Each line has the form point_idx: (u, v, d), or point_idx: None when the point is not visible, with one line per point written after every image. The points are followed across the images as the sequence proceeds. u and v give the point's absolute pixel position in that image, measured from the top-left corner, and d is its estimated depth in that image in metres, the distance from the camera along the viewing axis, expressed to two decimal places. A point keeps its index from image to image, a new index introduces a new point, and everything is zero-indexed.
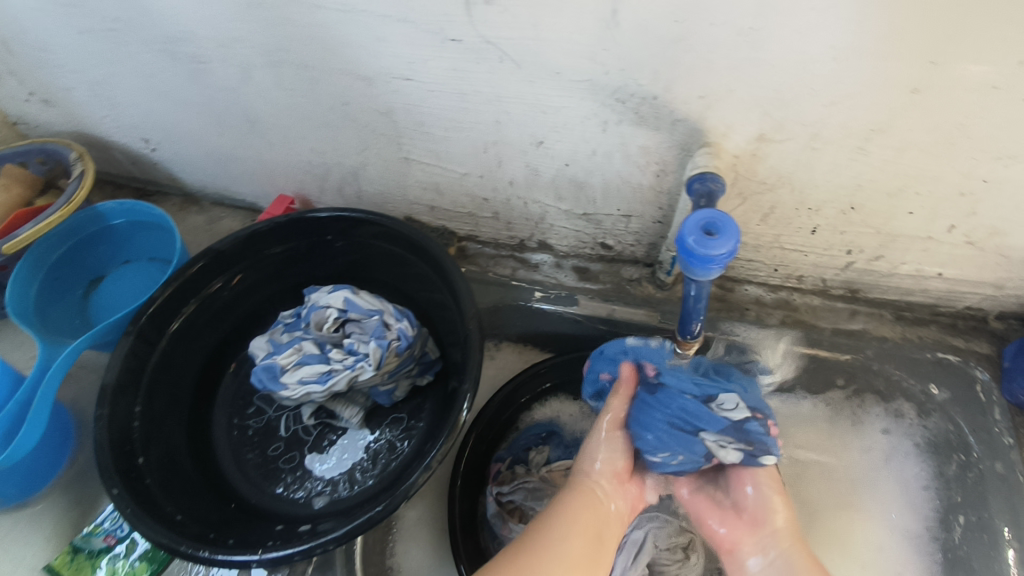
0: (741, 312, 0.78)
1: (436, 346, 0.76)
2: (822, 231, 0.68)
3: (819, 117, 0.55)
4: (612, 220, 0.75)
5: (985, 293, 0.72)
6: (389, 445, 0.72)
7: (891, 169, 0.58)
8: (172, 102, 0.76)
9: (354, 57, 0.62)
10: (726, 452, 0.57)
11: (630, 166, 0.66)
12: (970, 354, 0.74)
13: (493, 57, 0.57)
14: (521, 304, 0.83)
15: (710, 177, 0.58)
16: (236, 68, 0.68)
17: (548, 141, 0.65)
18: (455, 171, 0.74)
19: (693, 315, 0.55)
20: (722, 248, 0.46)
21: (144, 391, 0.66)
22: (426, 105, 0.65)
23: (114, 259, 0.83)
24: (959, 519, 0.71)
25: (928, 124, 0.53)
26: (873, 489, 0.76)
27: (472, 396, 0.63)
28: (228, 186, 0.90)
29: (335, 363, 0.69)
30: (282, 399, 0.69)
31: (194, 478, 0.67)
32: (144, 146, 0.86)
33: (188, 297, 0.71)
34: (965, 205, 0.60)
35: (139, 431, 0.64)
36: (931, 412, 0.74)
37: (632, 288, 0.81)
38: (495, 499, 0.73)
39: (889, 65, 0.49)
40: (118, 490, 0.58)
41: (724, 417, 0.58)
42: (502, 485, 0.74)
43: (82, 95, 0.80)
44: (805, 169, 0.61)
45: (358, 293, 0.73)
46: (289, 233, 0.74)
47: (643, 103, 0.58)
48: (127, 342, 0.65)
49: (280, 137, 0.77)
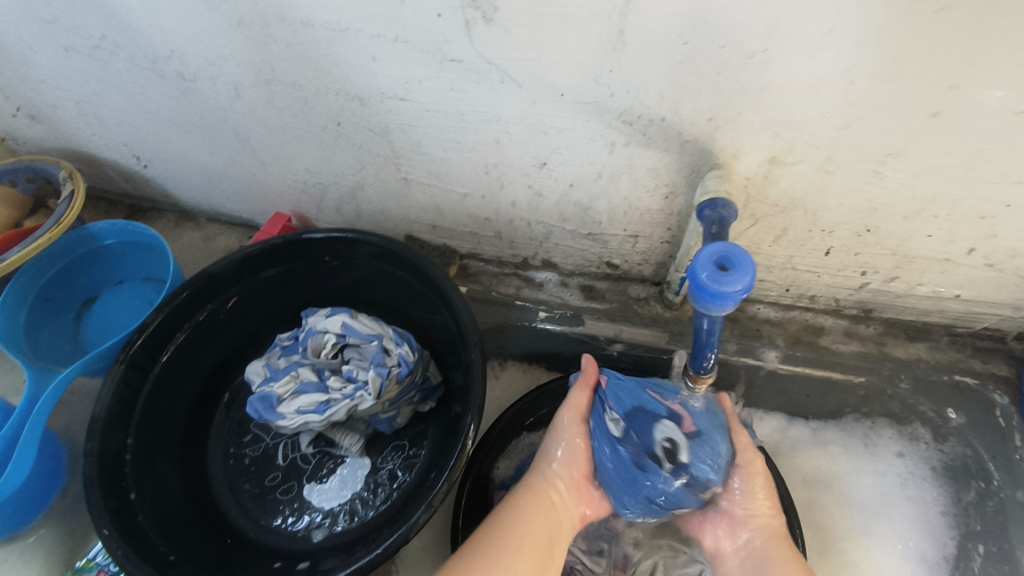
0: (752, 333, 0.75)
1: (438, 370, 0.74)
2: (835, 252, 0.66)
3: (832, 139, 0.52)
4: (618, 240, 0.73)
5: (1003, 314, 0.69)
6: (390, 475, 0.70)
7: (908, 193, 0.56)
8: (162, 120, 0.74)
9: (345, 77, 0.59)
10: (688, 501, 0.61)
11: (638, 189, 0.64)
12: (991, 377, 0.71)
13: (494, 78, 0.55)
14: (525, 325, 0.81)
15: (721, 204, 0.56)
16: (226, 87, 0.66)
17: (552, 162, 0.63)
18: (456, 192, 0.72)
19: (705, 349, 0.53)
20: (737, 284, 0.44)
21: (136, 423, 0.64)
22: (422, 126, 0.63)
23: (108, 280, 0.81)
24: (979, 549, 0.71)
25: (947, 148, 0.51)
26: (891, 518, 0.75)
27: (475, 426, 0.61)
28: (223, 203, 0.88)
29: (333, 392, 0.66)
30: (280, 428, 0.67)
31: (188, 512, 0.65)
32: (136, 163, 0.84)
33: (181, 323, 0.69)
34: (985, 228, 0.58)
35: (131, 466, 0.62)
36: (948, 437, 0.73)
37: (638, 307, 0.79)
38: None
39: (906, 89, 0.47)
40: (109, 530, 0.56)
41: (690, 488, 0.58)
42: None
43: (69, 112, 0.77)
44: (819, 192, 0.58)
45: (357, 317, 0.70)
46: (285, 254, 0.72)
47: (651, 125, 0.56)
48: (117, 373, 0.63)
49: (274, 155, 0.74)
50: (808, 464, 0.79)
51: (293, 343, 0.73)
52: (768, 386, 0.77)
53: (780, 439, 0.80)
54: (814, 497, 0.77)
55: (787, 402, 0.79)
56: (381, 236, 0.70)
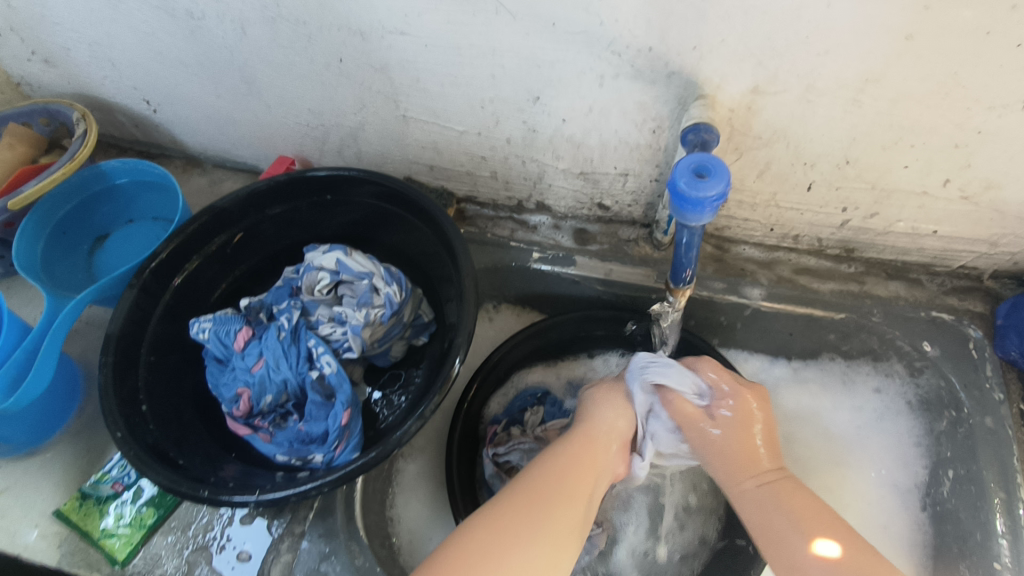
0: (738, 272, 0.78)
1: (431, 308, 0.77)
2: (817, 187, 0.69)
3: (812, 66, 0.55)
4: (610, 178, 0.75)
5: (980, 251, 0.72)
6: (386, 401, 0.74)
7: (885, 121, 0.59)
8: (171, 62, 0.77)
9: (347, 11, 0.62)
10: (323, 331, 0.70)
11: (627, 123, 0.66)
12: (967, 313, 0.74)
13: (489, 8, 0.57)
14: (517, 266, 0.83)
15: (704, 128, 0.58)
16: (232, 24, 0.68)
17: (545, 96, 0.66)
18: (453, 130, 0.75)
19: (682, 265, 0.57)
20: (712, 190, 0.47)
21: (147, 343, 0.67)
22: (421, 61, 0.66)
23: (118, 219, 0.84)
24: (948, 473, 0.72)
25: (920, 73, 0.53)
26: (865, 448, 0.79)
27: (461, 360, 0.64)
28: (229, 149, 0.91)
29: (327, 329, 0.70)
30: (237, 368, 0.68)
31: (198, 425, 0.68)
32: (145, 108, 0.87)
33: (192, 253, 0.72)
34: (959, 157, 0.60)
35: (143, 380, 0.65)
36: (923, 370, 0.74)
37: (629, 248, 0.82)
38: (492, 460, 0.74)
39: (879, 11, 0.49)
40: (122, 433, 0.59)
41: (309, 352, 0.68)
42: (500, 446, 0.75)
43: (81, 55, 0.80)
44: (799, 123, 0.61)
45: (351, 254, 0.73)
46: (289, 192, 0.75)
47: (639, 55, 0.58)
48: (129, 296, 0.66)
49: (278, 98, 0.78)
50: (790, 401, 0.83)
51: (282, 285, 0.74)
52: (750, 325, 0.81)
53: (763, 377, 0.84)
54: (795, 431, 0.81)
55: (771, 342, 0.82)
56: (305, 274, 0.73)
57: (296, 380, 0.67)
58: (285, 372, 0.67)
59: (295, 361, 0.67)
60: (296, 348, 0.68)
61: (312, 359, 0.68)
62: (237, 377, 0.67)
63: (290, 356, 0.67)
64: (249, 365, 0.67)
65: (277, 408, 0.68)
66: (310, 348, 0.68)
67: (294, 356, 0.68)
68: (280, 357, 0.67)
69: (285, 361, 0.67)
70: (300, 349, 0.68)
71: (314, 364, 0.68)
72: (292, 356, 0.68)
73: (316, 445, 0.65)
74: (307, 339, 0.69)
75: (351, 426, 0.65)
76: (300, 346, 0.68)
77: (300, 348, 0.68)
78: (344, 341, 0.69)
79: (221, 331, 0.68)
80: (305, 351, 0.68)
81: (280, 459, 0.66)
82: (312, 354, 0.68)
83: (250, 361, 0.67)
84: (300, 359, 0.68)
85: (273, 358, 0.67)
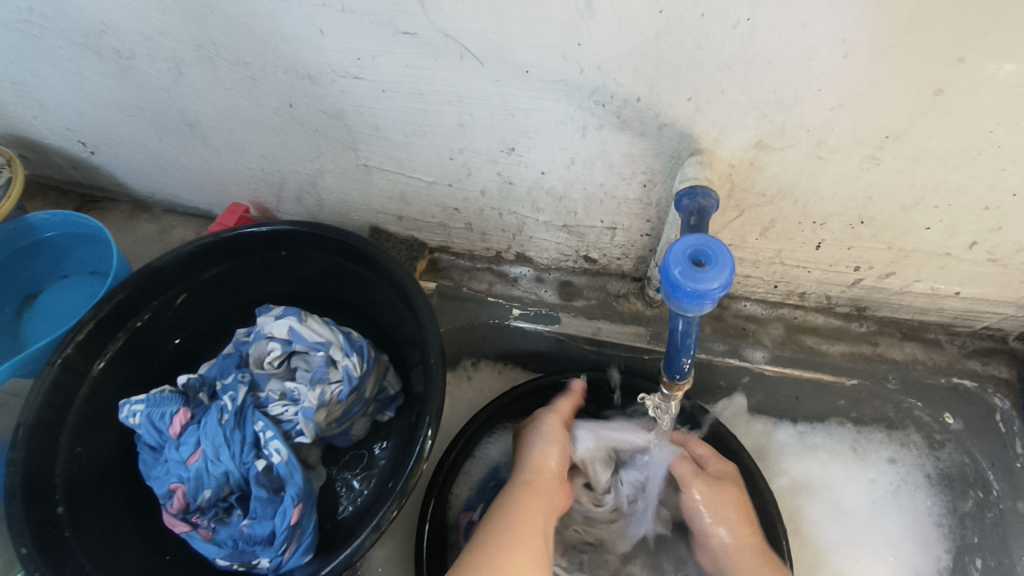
0: (739, 332, 0.70)
1: (398, 376, 0.69)
2: (827, 246, 0.61)
3: (824, 121, 0.48)
4: (596, 232, 0.68)
5: (1006, 312, 0.65)
6: (347, 485, 0.67)
7: (906, 180, 0.51)
8: (105, 103, 0.69)
9: (293, 53, 0.54)
10: (275, 409, 0.62)
11: (614, 176, 0.59)
12: (991, 380, 0.67)
13: (453, 53, 0.50)
14: (497, 323, 0.75)
15: (701, 192, 0.51)
16: (167, 65, 0.60)
17: (520, 147, 0.58)
18: (421, 180, 0.67)
19: (681, 352, 0.50)
20: (715, 281, 0.40)
21: (70, 429, 0.59)
22: (380, 108, 0.58)
23: (52, 274, 0.76)
24: (976, 562, 0.67)
25: (948, 131, 0.46)
26: (880, 527, 0.72)
27: (433, 432, 0.56)
28: (179, 193, 0.83)
29: (277, 409, 0.62)
30: (170, 458, 0.59)
31: (127, 520, 0.61)
32: (83, 150, 0.79)
33: (124, 321, 0.64)
34: (989, 220, 0.53)
35: (62, 475, 0.57)
36: (945, 443, 0.68)
37: (618, 304, 0.74)
38: None
39: (905, 65, 0.42)
40: (28, 549, 0.52)
41: (256, 439, 0.60)
42: None
43: (6, 95, 0.72)
44: (809, 180, 0.53)
45: (306, 320, 0.65)
46: (238, 248, 0.67)
47: (626, 106, 0.50)
48: (49, 375, 0.58)
49: (225, 143, 0.70)
50: (797, 471, 0.75)
51: (231, 353, 0.67)
52: (754, 388, 0.73)
53: (766, 443, 0.76)
54: (801, 506, 0.74)
55: (774, 406, 0.75)
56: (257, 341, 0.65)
57: (239, 471, 0.59)
58: (226, 464, 0.58)
59: (239, 451, 0.59)
60: (241, 436, 0.60)
61: (259, 449, 0.60)
62: (171, 470, 0.59)
63: (234, 445, 0.59)
64: (184, 457, 0.59)
65: (218, 502, 0.60)
66: (258, 434, 0.60)
67: (239, 444, 0.59)
68: (222, 447, 0.58)
69: (228, 450, 0.59)
70: (244, 434, 0.60)
71: (263, 454, 0.59)
72: (236, 445, 0.59)
73: (261, 548, 0.57)
74: (256, 422, 0.60)
75: (303, 525, 0.57)
76: (247, 431, 0.60)
77: (246, 434, 0.60)
78: (296, 424, 0.61)
79: (154, 414, 0.60)
80: (252, 436, 0.60)
81: (222, 562, 0.58)
82: (261, 442, 0.60)
83: (186, 452, 0.59)
84: (247, 448, 0.59)
85: (212, 448, 0.58)
